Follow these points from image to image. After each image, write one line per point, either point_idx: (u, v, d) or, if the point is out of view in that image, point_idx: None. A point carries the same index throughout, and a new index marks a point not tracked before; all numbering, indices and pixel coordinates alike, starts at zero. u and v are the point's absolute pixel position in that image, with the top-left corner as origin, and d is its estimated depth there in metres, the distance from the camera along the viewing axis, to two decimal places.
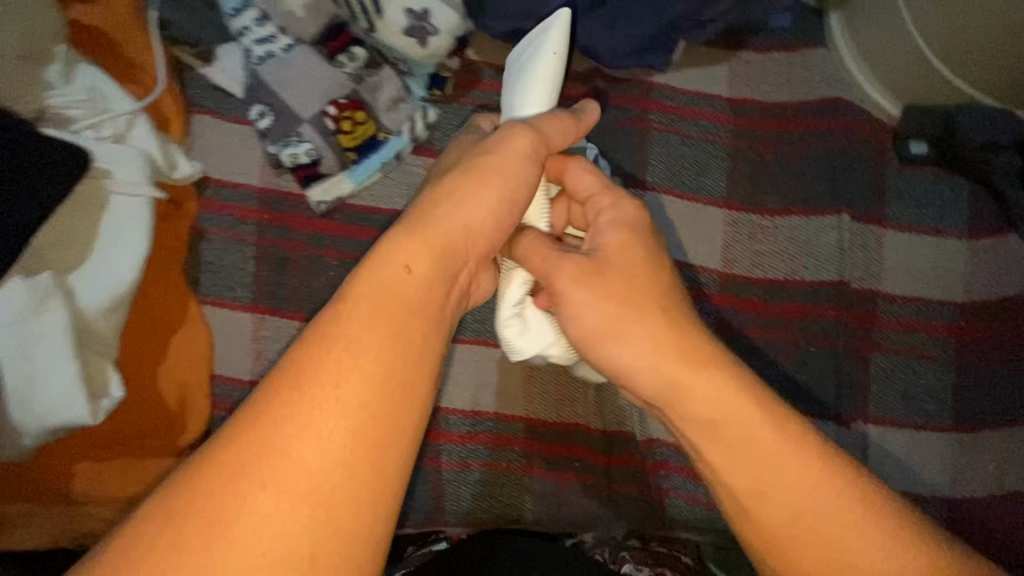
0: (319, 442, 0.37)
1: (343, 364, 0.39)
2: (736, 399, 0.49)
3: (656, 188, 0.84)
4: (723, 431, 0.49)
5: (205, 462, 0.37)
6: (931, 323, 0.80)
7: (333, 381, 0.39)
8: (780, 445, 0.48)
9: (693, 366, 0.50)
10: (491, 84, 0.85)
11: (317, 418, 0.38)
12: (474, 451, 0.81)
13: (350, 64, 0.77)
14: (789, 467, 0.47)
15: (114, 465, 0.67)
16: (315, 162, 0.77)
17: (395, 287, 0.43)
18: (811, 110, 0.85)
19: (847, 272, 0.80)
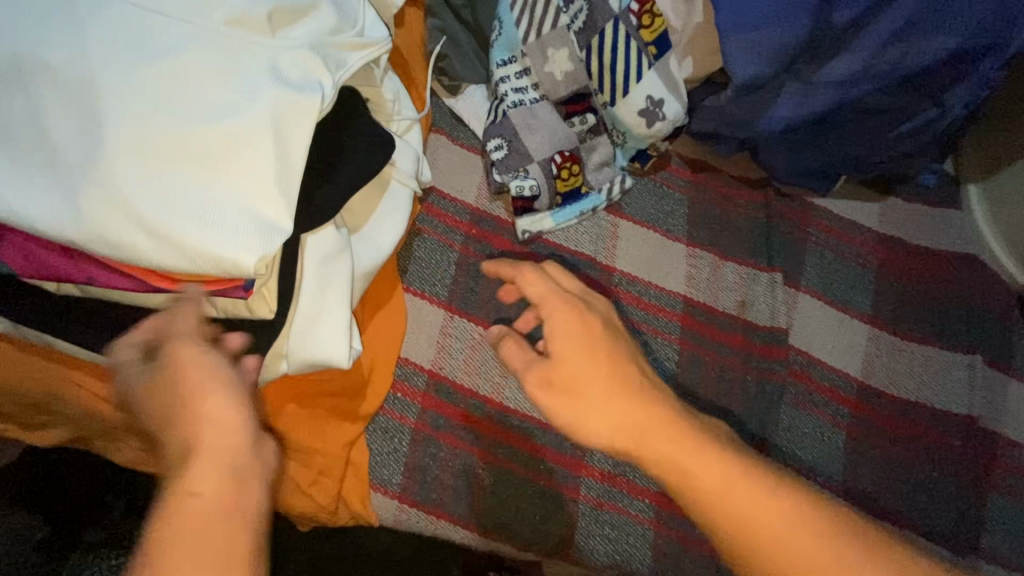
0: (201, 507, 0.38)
1: (205, 453, 0.40)
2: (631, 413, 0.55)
3: (809, 291, 0.93)
4: (682, 453, 0.53)
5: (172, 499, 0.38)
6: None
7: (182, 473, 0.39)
8: (755, 504, 0.49)
9: (671, 438, 0.53)
10: (677, 171, 0.99)
11: (192, 409, 0.42)
12: (610, 491, 0.81)
13: (579, 125, 0.90)
14: (753, 521, 0.48)
15: (310, 418, 0.73)
16: (533, 198, 0.88)
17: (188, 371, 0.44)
18: (949, 260, 0.97)
19: (976, 410, 0.88)
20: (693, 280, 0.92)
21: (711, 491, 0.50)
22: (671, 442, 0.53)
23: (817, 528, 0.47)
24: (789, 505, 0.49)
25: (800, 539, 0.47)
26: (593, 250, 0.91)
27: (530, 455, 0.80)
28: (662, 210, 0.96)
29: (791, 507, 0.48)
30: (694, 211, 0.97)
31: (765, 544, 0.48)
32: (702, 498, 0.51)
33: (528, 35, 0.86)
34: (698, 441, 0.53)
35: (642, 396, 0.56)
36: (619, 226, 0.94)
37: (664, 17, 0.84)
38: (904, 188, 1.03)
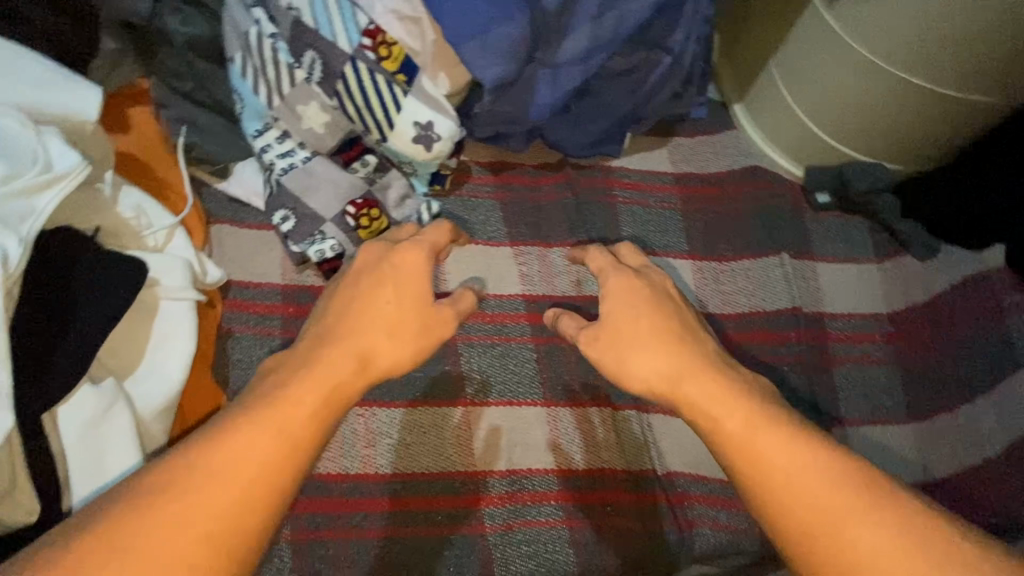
0: (267, 436, 0.50)
1: (232, 458, 0.48)
2: (735, 403, 0.58)
3: (633, 249, 0.99)
4: (723, 414, 0.58)
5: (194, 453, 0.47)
6: (868, 336, 0.99)
7: (285, 410, 0.52)
8: (792, 456, 0.53)
9: (703, 381, 0.61)
10: (479, 179, 1.00)
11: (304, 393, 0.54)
12: (516, 510, 0.80)
13: (362, 169, 0.88)
14: (779, 461, 0.53)
15: None
16: (340, 256, 0.84)
17: (296, 397, 0.53)
18: (736, 177, 1.07)
19: (799, 299, 0.98)
20: (526, 278, 0.94)
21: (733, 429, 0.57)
22: (710, 394, 0.60)
23: (847, 474, 0.51)
24: (817, 455, 0.53)
25: (812, 481, 0.52)
26: None
27: (423, 510, 0.77)
28: (476, 221, 0.97)
29: (819, 457, 0.53)
30: (507, 210, 0.99)
31: (779, 471, 0.53)
32: (723, 436, 0.57)
33: (272, 98, 0.82)
34: (739, 396, 0.59)
35: (682, 350, 0.64)
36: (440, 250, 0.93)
37: (402, 43, 0.83)
38: (682, 126, 1.12)
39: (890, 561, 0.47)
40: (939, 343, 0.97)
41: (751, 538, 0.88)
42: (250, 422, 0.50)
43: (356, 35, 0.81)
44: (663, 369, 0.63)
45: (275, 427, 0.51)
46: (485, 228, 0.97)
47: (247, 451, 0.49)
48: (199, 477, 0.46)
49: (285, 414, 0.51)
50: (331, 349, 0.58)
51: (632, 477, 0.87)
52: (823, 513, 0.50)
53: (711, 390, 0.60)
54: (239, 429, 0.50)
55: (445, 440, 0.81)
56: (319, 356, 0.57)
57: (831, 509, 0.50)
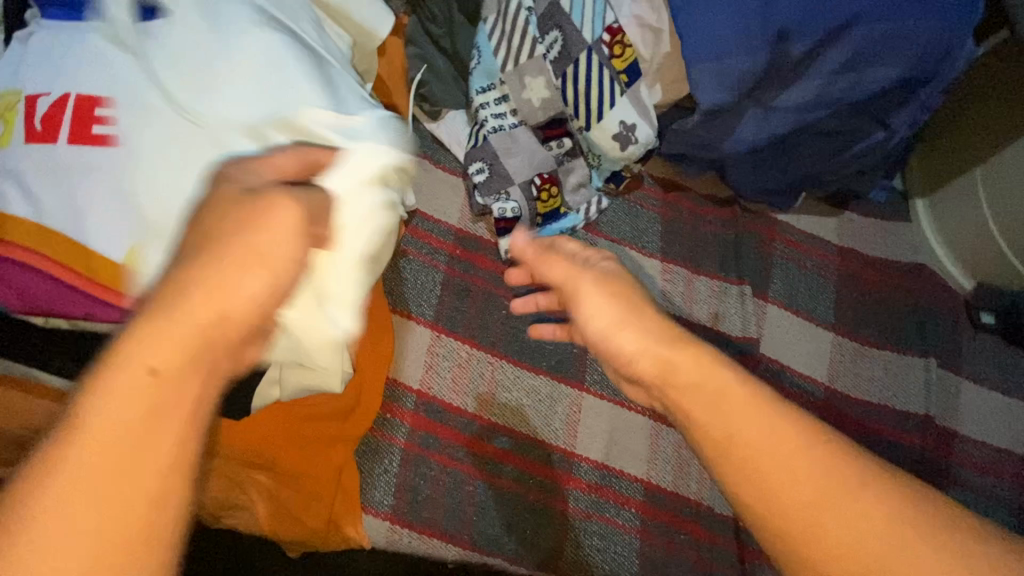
0: (112, 413, 0.30)
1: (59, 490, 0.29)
2: (757, 406, 0.43)
3: (776, 302, 0.99)
4: (720, 406, 0.44)
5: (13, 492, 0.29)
6: (995, 469, 0.94)
7: (103, 403, 0.31)
8: (781, 442, 0.41)
9: (697, 357, 0.47)
10: (649, 191, 1.04)
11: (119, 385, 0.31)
12: (599, 503, 0.83)
13: (557, 149, 0.94)
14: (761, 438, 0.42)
15: (299, 443, 0.73)
16: (515, 218, 0.90)
17: (111, 416, 0.30)
18: (900, 269, 1.04)
19: (932, 408, 0.94)
20: (667, 295, 0.97)
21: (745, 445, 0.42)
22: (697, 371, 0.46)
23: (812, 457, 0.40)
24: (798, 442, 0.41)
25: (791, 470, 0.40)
26: None
27: (516, 469, 0.82)
28: (636, 228, 1.01)
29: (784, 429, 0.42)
30: (667, 228, 1.02)
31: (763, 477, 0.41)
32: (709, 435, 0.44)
33: (506, 64, 0.90)
34: (730, 364, 0.46)
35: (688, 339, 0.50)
36: (595, 243, 0.98)
37: (635, 48, 0.88)
38: (858, 204, 1.11)
39: (877, 554, 0.36)
40: None
41: None
42: (70, 439, 0.30)
43: (599, 29, 0.88)
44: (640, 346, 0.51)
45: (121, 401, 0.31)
46: (642, 237, 1.00)
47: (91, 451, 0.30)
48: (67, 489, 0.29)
49: (162, 344, 0.32)
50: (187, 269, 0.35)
51: (712, 517, 0.87)
52: (800, 503, 0.39)
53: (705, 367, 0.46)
54: (84, 428, 0.30)
55: (552, 414, 0.85)
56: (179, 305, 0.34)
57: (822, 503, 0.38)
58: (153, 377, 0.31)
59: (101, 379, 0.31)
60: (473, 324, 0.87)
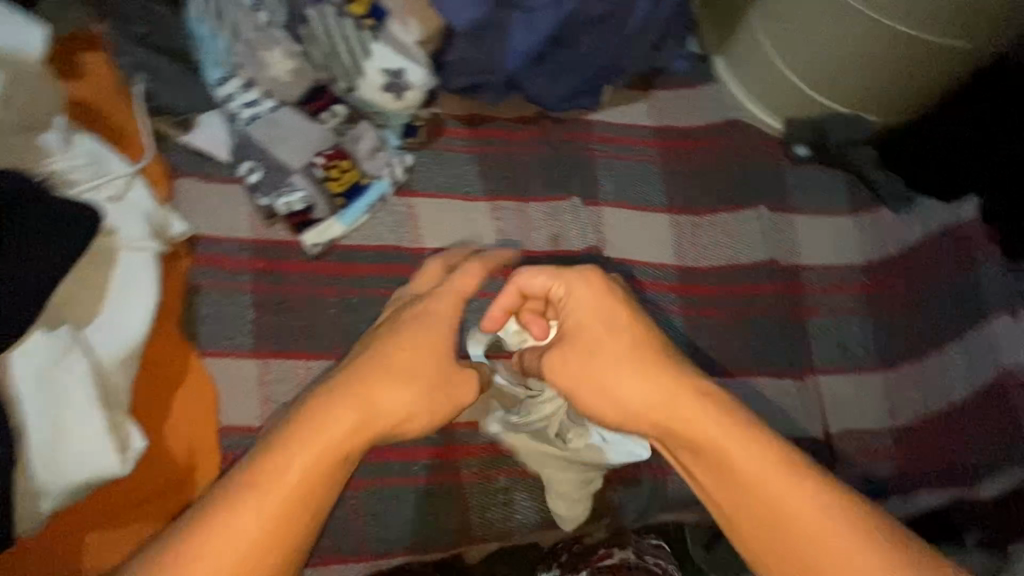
0: (258, 514, 0.50)
1: (240, 521, 0.50)
2: (739, 437, 0.55)
3: (609, 203, 0.98)
4: (675, 416, 0.57)
5: (228, 501, 0.50)
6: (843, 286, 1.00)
7: (281, 469, 0.51)
8: (754, 457, 0.54)
9: (661, 365, 0.59)
10: (454, 132, 0.97)
11: (308, 446, 0.53)
12: (494, 461, 0.81)
13: (331, 120, 0.84)
14: (746, 474, 0.54)
15: (124, 528, 0.68)
16: (308, 209, 0.82)
17: (295, 484, 0.51)
18: (715, 131, 1.06)
19: (774, 252, 0.98)
20: (502, 233, 0.93)
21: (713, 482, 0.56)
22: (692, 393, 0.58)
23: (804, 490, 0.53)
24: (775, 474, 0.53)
25: (806, 516, 0.52)
26: (395, 238, 0.88)
27: (399, 462, 0.78)
28: (451, 175, 0.94)
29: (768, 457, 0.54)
30: (483, 163, 0.96)
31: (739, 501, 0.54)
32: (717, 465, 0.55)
33: (234, 43, 0.79)
34: (730, 405, 0.57)
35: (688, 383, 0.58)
36: (414, 205, 0.90)
37: None
38: (663, 80, 1.10)
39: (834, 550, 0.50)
40: (908, 296, 0.99)
41: None
42: (293, 466, 0.51)
43: None
44: (647, 400, 0.58)
45: (262, 518, 0.50)
46: (462, 182, 0.94)
47: (245, 523, 0.50)
48: (209, 550, 0.48)
49: (280, 492, 0.51)
50: (333, 397, 0.55)
51: None
52: (774, 517, 0.52)
53: (670, 390, 0.58)
54: (271, 456, 0.52)
55: None
56: (330, 411, 0.54)
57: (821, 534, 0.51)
58: (300, 477, 0.52)
59: (306, 437, 0.53)
60: (303, 335, 0.80)
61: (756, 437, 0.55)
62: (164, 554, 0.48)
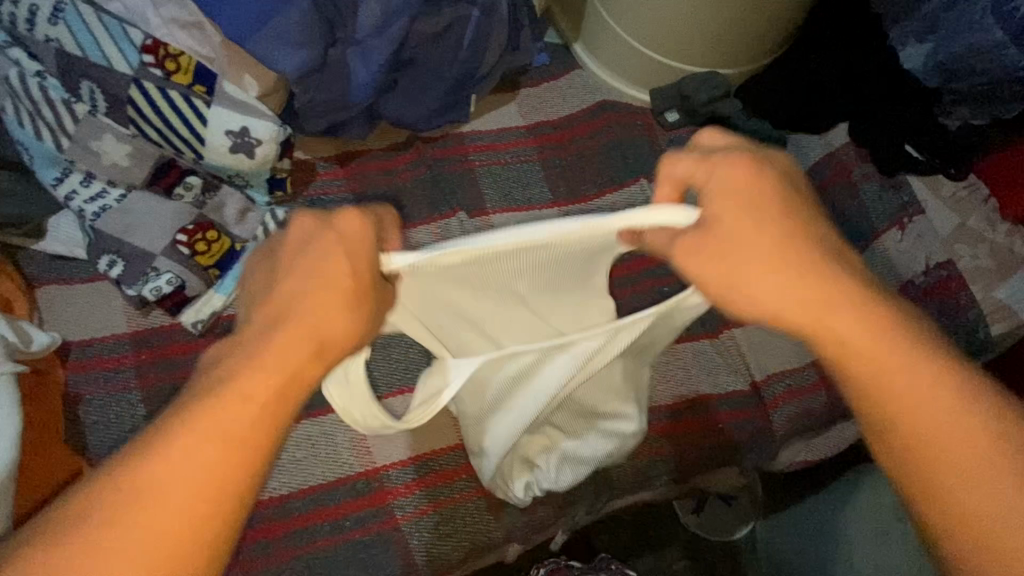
0: (221, 436, 0.42)
1: (183, 464, 0.40)
2: (865, 302, 0.47)
3: (497, 210, 0.98)
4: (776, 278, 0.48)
5: (160, 437, 0.41)
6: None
7: (240, 393, 0.43)
8: (867, 332, 0.47)
9: (754, 217, 0.49)
10: (326, 175, 0.96)
11: (267, 361, 0.45)
12: (429, 494, 0.80)
13: (187, 193, 0.82)
14: (878, 387, 0.46)
15: None
16: (180, 287, 0.79)
17: (249, 403, 0.43)
18: (587, 117, 1.07)
19: None
20: None
21: (856, 396, 0.47)
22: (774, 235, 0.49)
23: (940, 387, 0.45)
24: (915, 359, 0.46)
25: (930, 399, 0.44)
26: None
27: (328, 522, 0.76)
28: None
29: (913, 366, 0.45)
30: (362, 201, 0.96)
31: (894, 419, 0.45)
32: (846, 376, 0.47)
33: (60, 141, 0.76)
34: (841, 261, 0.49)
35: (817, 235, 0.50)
36: None
37: (190, 52, 0.78)
38: (529, 77, 1.11)
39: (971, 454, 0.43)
40: None
41: (665, 455, 0.91)
42: (229, 390, 0.43)
43: (135, 53, 0.76)
44: (788, 300, 0.48)
45: (228, 444, 0.42)
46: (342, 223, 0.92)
47: (185, 468, 0.40)
48: (156, 484, 0.40)
49: (250, 404, 0.43)
50: (281, 324, 0.47)
51: None
52: (904, 404, 0.45)
53: (795, 294, 0.48)
54: (233, 392, 0.43)
55: (336, 446, 0.79)
56: (264, 347, 0.46)
57: (964, 439, 0.43)
58: (259, 395, 0.44)
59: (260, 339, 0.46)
60: None
61: (888, 322, 0.47)
62: (73, 509, 0.39)
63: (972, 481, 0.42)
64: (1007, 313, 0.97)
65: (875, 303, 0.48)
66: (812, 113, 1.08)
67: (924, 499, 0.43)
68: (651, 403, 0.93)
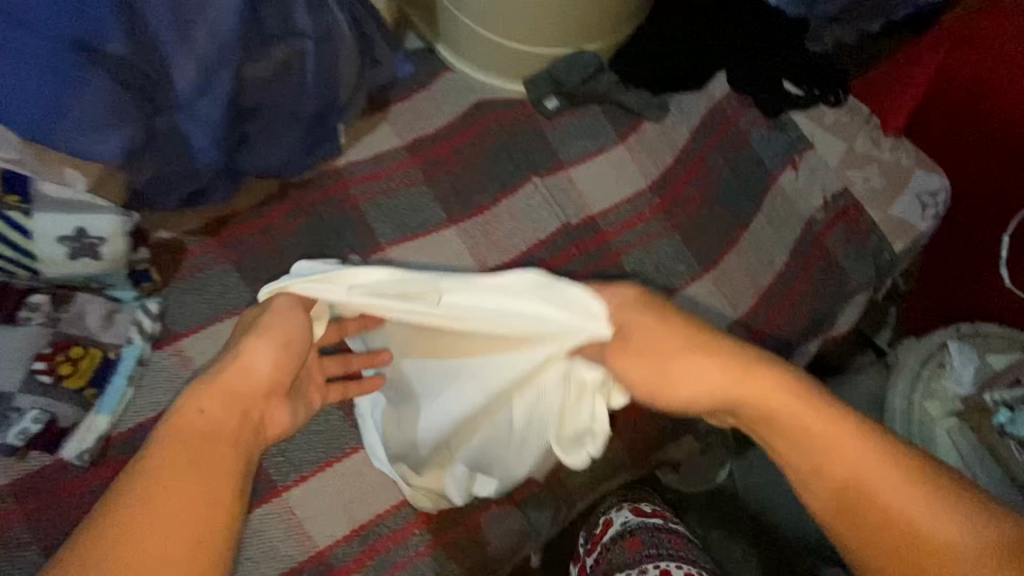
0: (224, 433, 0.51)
1: (156, 538, 0.44)
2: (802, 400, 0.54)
3: (394, 244, 0.93)
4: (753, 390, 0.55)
5: (96, 528, 0.44)
6: (587, 241, 0.96)
7: (200, 443, 0.49)
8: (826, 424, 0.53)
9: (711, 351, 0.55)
10: (200, 249, 0.89)
11: (214, 430, 0.50)
12: (382, 562, 0.76)
13: (36, 314, 0.75)
14: (813, 430, 0.54)
15: None
16: (52, 421, 0.72)
17: (207, 434, 0.50)
18: (466, 122, 1.02)
19: (565, 215, 0.97)
20: None
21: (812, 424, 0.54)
22: (685, 356, 0.55)
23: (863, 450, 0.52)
24: (842, 431, 0.53)
25: (879, 473, 0.52)
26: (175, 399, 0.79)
27: None
28: (212, 298, 0.86)
29: (846, 431, 0.53)
30: (244, 267, 0.89)
31: (799, 459, 0.54)
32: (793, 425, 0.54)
33: None
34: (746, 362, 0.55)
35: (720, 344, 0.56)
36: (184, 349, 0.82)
37: None
38: (397, 92, 1.04)
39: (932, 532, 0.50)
40: (701, 192, 1.00)
41: (615, 449, 0.89)
42: (174, 432, 0.49)
43: None
44: (711, 388, 0.55)
45: (224, 442, 0.50)
46: (216, 301, 0.86)
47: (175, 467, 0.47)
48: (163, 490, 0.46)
49: (212, 451, 0.49)
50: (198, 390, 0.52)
51: None
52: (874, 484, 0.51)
53: (739, 386, 0.55)
54: (182, 430, 0.49)
55: (271, 541, 0.74)
56: (187, 409, 0.51)
57: (899, 485, 0.51)
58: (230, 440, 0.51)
59: (192, 401, 0.52)
60: None
61: (809, 394, 0.55)
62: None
63: (884, 505, 0.51)
64: (904, 228, 1.00)
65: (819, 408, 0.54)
66: (671, 79, 1.05)
67: (834, 511, 0.53)
68: None
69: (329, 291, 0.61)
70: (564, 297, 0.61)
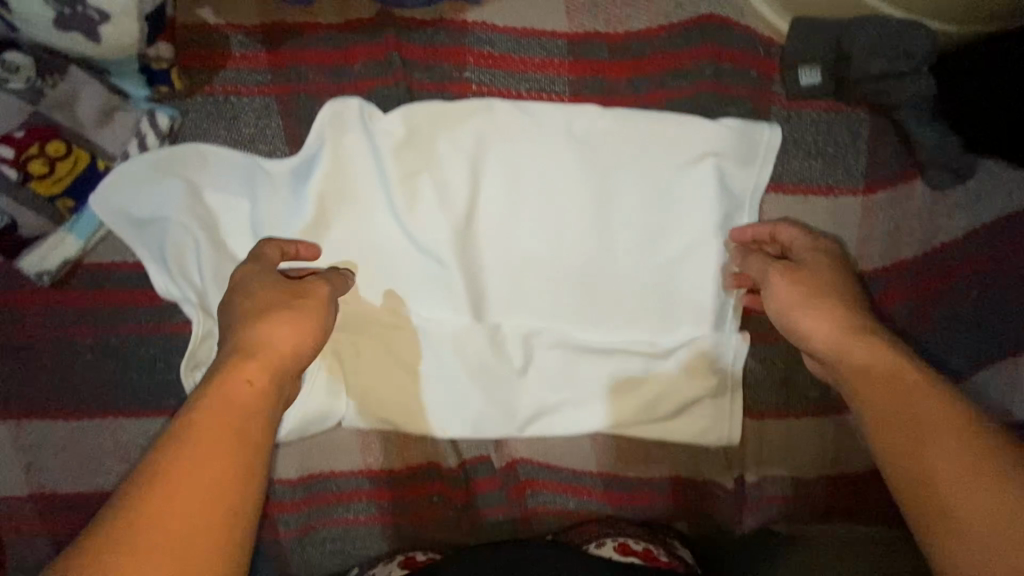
0: (288, 335, 0.51)
1: (177, 492, 0.39)
2: (852, 339, 0.53)
3: (484, 177, 0.66)
4: (844, 360, 0.53)
5: (137, 478, 0.40)
6: (84, 293, 0.62)
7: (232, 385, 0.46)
8: (913, 392, 0.48)
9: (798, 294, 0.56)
10: (245, 59, 0.64)
11: (275, 318, 0.51)
12: (318, 512, 0.72)
13: (14, 77, 0.55)
14: (921, 409, 0.47)
15: None
16: (10, 226, 0.57)
17: (233, 397, 0.45)
18: (670, 42, 0.65)
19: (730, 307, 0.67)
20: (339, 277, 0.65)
21: (865, 399, 0.50)
22: (812, 298, 0.56)
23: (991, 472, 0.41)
24: (938, 413, 0.46)
25: (947, 470, 0.43)
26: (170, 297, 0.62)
27: (313, 508, 0.72)
28: (240, 136, 0.64)
29: (949, 441, 0.44)
30: (288, 116, 0.65)
31: (878, 408, 0.49)
32: (846, 364, 0.53)
33: None
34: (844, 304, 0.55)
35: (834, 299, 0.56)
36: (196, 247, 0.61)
37: None
38: None
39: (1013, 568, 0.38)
40: (911, 318, 0.67)
41: None
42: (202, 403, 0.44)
43: None
44: (824, 340, 0.54)
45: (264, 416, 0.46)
46: (237, 144, 0.64)
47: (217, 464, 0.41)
48: (203, 459, 0.41)
49: (219, 421, 0.44)
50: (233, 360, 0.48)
51: (465, 467, 0.74)
52: (971, 515, 0.41)
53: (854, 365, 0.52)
54: (189, 428, 0.42)
55: None
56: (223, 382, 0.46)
57: (956, 472, 0.42)
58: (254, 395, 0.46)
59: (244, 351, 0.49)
60: (60, 390, 0.63)
61: (881, 349, 0.51)
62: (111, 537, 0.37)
63: (943, 447, 0.44)
64: None
65: (877, 357, 0.51)
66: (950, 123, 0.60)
67: (860, 376, 0.51)
68: (610, 470, 0.75)
69: (316, 187, 0.63)
70: (516, 319, 0.68)
